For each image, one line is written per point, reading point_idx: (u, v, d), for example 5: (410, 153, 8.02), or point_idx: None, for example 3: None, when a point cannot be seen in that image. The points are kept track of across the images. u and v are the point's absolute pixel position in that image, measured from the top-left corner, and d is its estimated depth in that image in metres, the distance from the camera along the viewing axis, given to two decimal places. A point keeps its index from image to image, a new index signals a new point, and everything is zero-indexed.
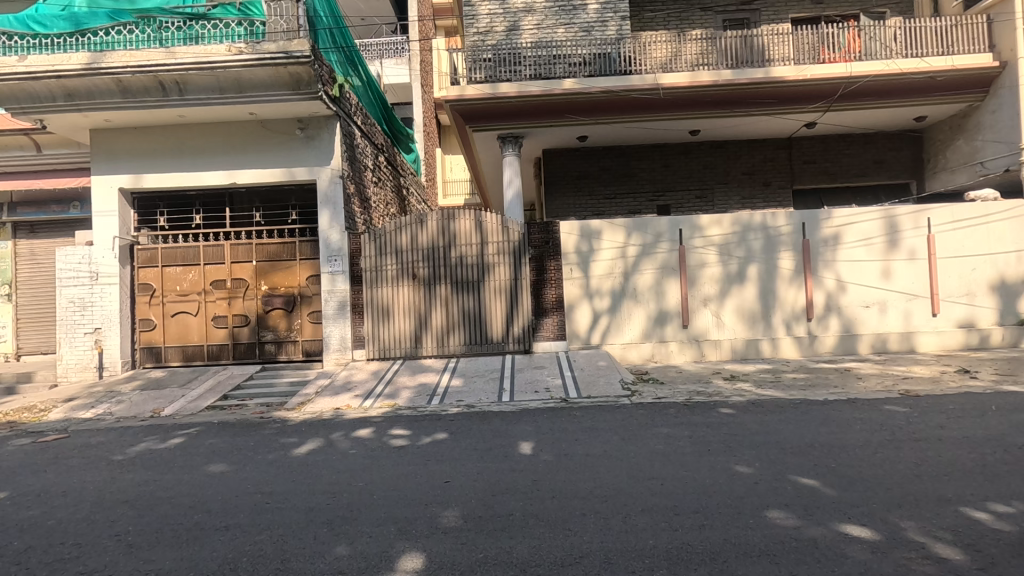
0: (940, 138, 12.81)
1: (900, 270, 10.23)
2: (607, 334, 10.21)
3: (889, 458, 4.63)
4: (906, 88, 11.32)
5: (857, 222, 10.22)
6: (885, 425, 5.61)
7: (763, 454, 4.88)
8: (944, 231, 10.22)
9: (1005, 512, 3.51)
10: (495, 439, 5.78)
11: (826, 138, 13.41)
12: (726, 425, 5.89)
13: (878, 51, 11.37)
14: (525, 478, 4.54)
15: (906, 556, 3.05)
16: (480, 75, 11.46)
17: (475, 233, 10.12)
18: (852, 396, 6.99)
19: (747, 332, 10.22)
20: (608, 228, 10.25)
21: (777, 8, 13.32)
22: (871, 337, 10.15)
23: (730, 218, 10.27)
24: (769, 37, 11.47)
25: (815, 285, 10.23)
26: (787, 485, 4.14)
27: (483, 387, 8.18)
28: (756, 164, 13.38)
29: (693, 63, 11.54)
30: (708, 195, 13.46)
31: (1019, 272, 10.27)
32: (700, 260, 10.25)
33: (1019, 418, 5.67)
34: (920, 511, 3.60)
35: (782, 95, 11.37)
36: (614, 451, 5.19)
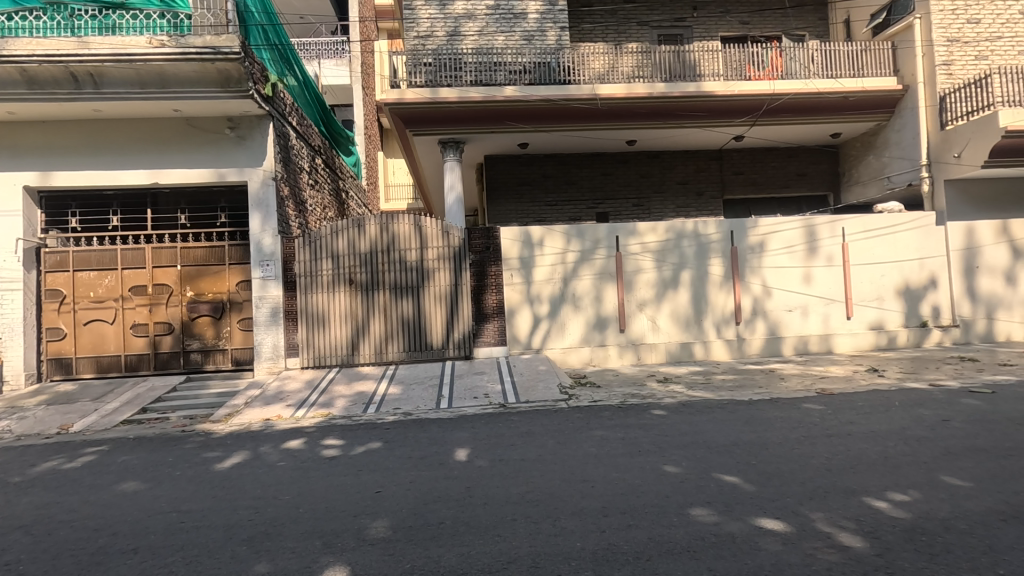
0: (854, 154, 13.79)
1: (820, 276, 10.91)
2: (547, 338, 10.32)
3: (804, 454, 4.91)
4: (823, 106, 12.13)
5: (780, 230, 10.83)
6: (802, 423, 5.96)
7: (690, 453, 5.06)
8: (857, 239, 10.99)
9: (901, 500, 3.79)
10: (431, 446, 5.72)
11: (754, 151, 14.13)
12: (658, 427, 6.07)
13: (799, 70, 12.13)
14: (459, 486, 4.51)
15: (813, 546, 3.23)
16: (421, 79, 11.39)
17: (415, 237, 10.01)
18: (775, 396, 7.38)
19: (680, 335, 10.60)
20: (549, 234, 10.40)
21: (708, 26, 13.98)
22: (794, 339, 10.77)
23: (664, 225, 10.64)
24: (700, 54, 12.02)
25: (743, 290, 10.76)
26: (711, 483, 4.30)
27: (421, 394, 8.07)
28: (690, 174, 13.96)
29: (630, 75, 11.90)
30: (645, 203, 13.90)
31: (923, 278, 11.18)
32: (636, 266, 10.56)
33: (918, 412, 6.18)
34: (827, 502, 3.83)
35: (711, 109, 11.92)
36: (549, 455, 5.24)
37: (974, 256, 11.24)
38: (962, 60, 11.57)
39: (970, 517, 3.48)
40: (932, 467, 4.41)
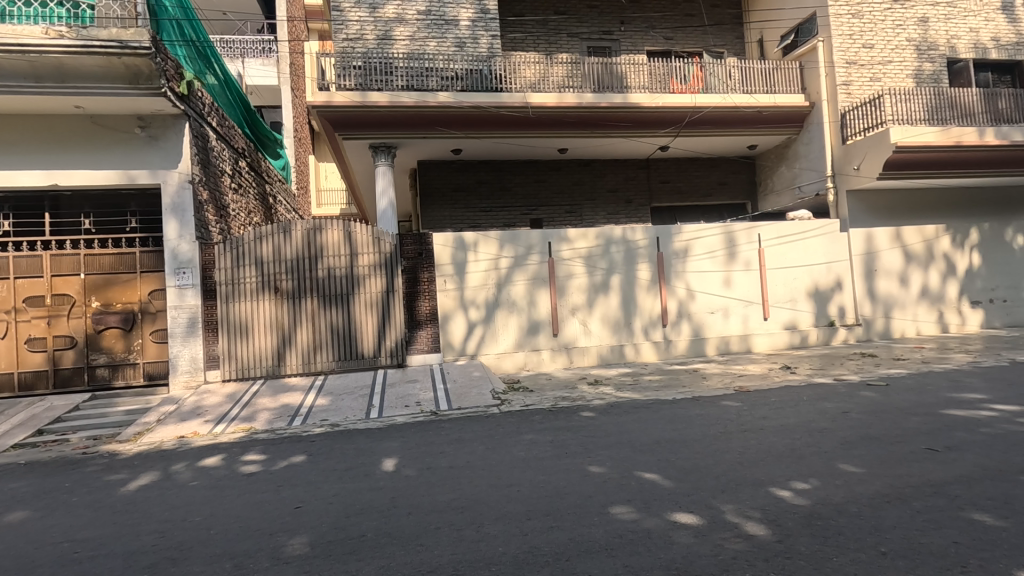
0: (768, 165, 14.72)
1: (738, 280, 11.53)
2: (482, 344, 10.36)
3: (719, 448, 5.16)
4: (740, 120, 12.88)
5: (702, 236, 11.38)
6: (719, 419, 6.27)
7: (615, 453, 5.20)
8: (772, 245, 11.71)
9: (802, 489, 4.06)
10: (358, 457, 5.57)
11: (679, 161, 14.78)
12: (585, 428, 6.21)
13: (718, 85, 12.81)
14: (384, 496, 4.41)
15: (722, 536, 3.40)
16: (350, 82, 11.19)
17: (344, 244, 9.77)
18: (697, 394, 7.73)
19: (611, 338, 10.91)
20: (482, 240, 10.48)
21: (635, 40, 14.53)
22: (716, 339, 11.33)
23: (595, 231, 10.93)
24: (627, 66, 12.47)
25: (669, 293, 11.21)
26: (632, 481, 4.44)
27: (351, 404, 7.85)
28: (619, 182, 14.41)
29: (560, 84, 12.17)
30: (577, 210, 14.21)
31: (830, 280, 12.05)
32: (568, 272, 10.79)
33: (823, 405, 6.65)
34: (737, 494, 4.04)
35: (638, 119, 12.39)
36: (477, 461, 5.24)
37: (872, 260, 12.27)
38: (858, 81, 12.68)
39: (860, 500, 3.78)
40: (830, 456, 4.77)
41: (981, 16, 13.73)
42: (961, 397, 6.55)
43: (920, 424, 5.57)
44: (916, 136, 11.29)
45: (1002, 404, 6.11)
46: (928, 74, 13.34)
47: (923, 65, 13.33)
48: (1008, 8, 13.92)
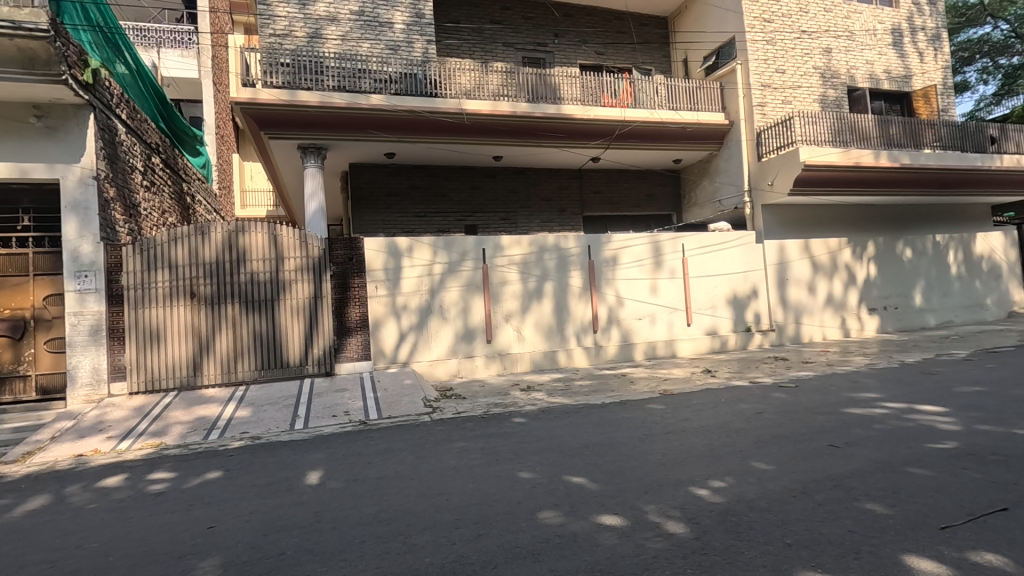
0: (691, 179, 15.48)
1: (664, 287, 12.03)
2: (414, 351, 10.20)
3: (644, 451, 5.34)
4: (666, 134, 13.49)
5: (631, 245, 11.80)
6: (645, 422, 6.49)
7: (544, 458, 5.26)
8: (695, 254, 12.32)
9: (718, 487, 4.27)
10: (279, 471, 5.32)
11: (609, 172, 15.25)
12: (516, 434, 6.24)
13: (645, 101, 13.36)
14: (307, 511, 4.24)
15: (644, 536, 3.51)
16: (278, 80, 10.74)
17: (269, 247, 9.34)
18: (625, 398, 7.96)
19: (544, 344, 11.06)
20: (415, 246, 10.35)
21: (568, 53, 14.90)
22: (644, 345, 11.75)
23: (528, 239, 11.07)
24: (560, 78, 12.76)
25: (599, 300, 11.52)
26: (560, 485, 4.50)
27: (274, 416, 7.48)
28: (553, 191, 14.69)
29: (495, 93, 12.27)
30: (512, 217, 14.32)
31: (748, 288, 12.82)
32: (502, 278, 10.85)
33: (739, 406, 7.05)
34: (659, 494, 4.19)
35: (570, 131, 12.69)
36: (406, 470, 5.14)
37: (785, 269, 13.17)
38: (772, 103, 13.64)
39: (770, 495, 4.03)
40: (744, 455, 5.05)
41: (876, 50, 15.16)
42: (860, 397, 7.12)
43: (824, 422, 6.01)
44: (821, 156, 12.30)
45: (894, 402, 6.70)
46: (832, 100, 14.54)
47: (827, 91, 14.51)
48: (898, 44, 15.44)
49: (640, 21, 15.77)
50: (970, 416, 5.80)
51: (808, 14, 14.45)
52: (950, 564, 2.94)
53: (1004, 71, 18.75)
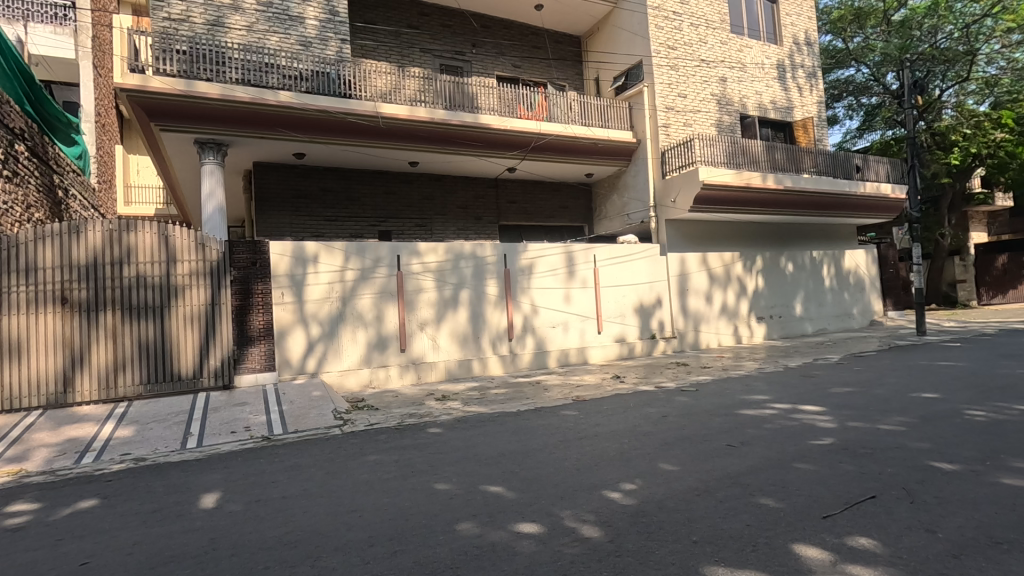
0: (602, 193, 16.13)
1: (577, 296, 12.43)
2: (323, 361, 9.72)
3: (558, 457, 5.44)
4: (579, 149, 13.98)
5: (546, 255, 12.08)
6: (559, 429, 6.64)
7: (461, 469, 5.20)
8: (606, 265, 12.87)
9: (629, 490, 4.44)
10: (169, 496, 4.83)
11: (525, 183, 15.48)
12: (432, 445, 6.13)
13: (559, 115, 13.79)
14: (201, 538, 3.88)
15: (560, 542, 3.56)
16: (172, 68, 9.96)
17: (160, 249, 8.54)
18: (539, 405, 8.08)
19: (459, 353, 10.99)
20: (324, 252, 9.92)
21: (486, 64, 15.04)
22: (557, 352, 12.04)
23: (445, 246, 11.00)
24: (478, 88, 12.86)
25: (514, 308, 11.68)
26: (477, 495, 4.47)
27: (162, 434, 6.81)
28: (469, 200, 14.69)
29: (412, 98, 12.12)
30: (427, 224, 14.14)
31: (653, 298, 13.56)
32: (417, 286, 10.67)
33: (647, 410, 7.41)
34: (574, 499, 4.29)
35: (487, 140, 12.78)
36: (315, 488, 4.86)
37: (685, 280, 14.08)
38: (674, 125, 14.61)
39: (676, 495, 4.25)
40: (652, 457, 5.30)
41: (764, 82, 16.71)
42: (751, 399, 7.75)
43: (722, 424, 6.46)
44: (717, 176, 13.33)
45: (780, 403, 7.36)
46: (727, 125, 15.79)
47: (723, 117, 15.74)
48: (782, 78, 17.11)
49: (555, 38, 16.28)
50: (843, 414, 6.49)
51: (707, 45, 15.65)
52: (832, 549, 3.25)
53: (865, 109, 21.36)
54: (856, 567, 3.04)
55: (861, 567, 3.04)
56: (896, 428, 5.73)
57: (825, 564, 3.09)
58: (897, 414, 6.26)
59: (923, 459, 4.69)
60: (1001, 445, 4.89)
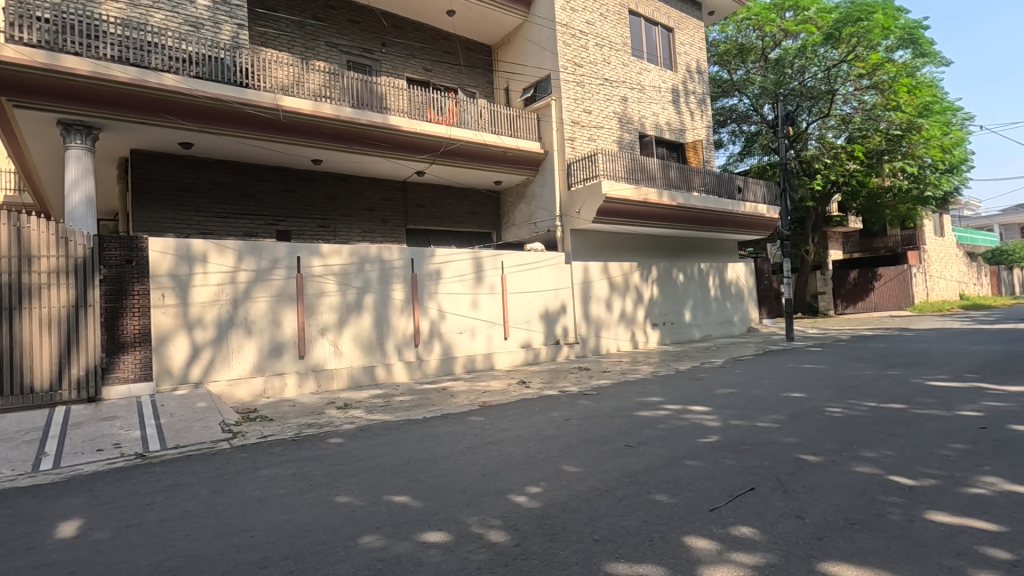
0: (510, 201, 16.38)
1: (484, 302, 12.55)
2: (209, 369, 8.96)
3: (465, 463, 5.42)
4: (489, 156, 14.11)
5: (454, 261, 12.07)
6: (465, 435, 6.61)
7: (363, 480, 5.01)
8: (512, 271, 13.12)
9: (534, 493, 4.52)
10: (17, 527, 4.19)
11: (434, 187, 15.32)
12: (332, 456, 5.86)
13: (470, 122, 13.85)
14: (59, 573, 3.40)
15: (468, 549, 3.54)
16: (31, 37, 8.77)
17: (10, 243, 7.42)
18: (445, 412, 8.00)
19: (363, 359, 10.61)
20: (214, 251, 9.19)
21: (395, 64, 14.74)
22: (464, 358, 12.02)
23: (349, 249, 10.61)
24: (386, 88, 12.60)
25: (421, 314, 11.50)
26: (381, 506, 4.34)
27: (8, 455, 5.90)
28: (376, 202, 14.27)
29: (316, 93, 11.63)
30: (330, 225, 13.53)
31: (557, 305, 14.00)
32: (319, 289, 10.18)
33: (551, 414, 7.60)
34: (480, 505, 4.28)
35: (396, 142, 12.52)
36: (199, 508, 4.46)
37: (588, 288, 14.67)
38: (580, 139, 15.25)
39: (579, 496, 4.40)
40: (557, 459, 5.45)
41: (661, 105, 17.90)
42: (647, 401, 8.22)
43: (620, 425, 6.78)
44: (618, 191, 14.06)
45: (672, 405, 7.86)
46: (627, 142, 16.69)
47: (624, 134, 16.63)
48: (676, 102, 18.43)
49: (466, 45, 16.36)
50: (726, 414, 7.07)
51: (610, 65, 16.49)
52: (718, 539, 3.52)
53: (745, 135, 23.49)
54: (739, 554, 3.31)
55: (744, 554, 3.31)
56: (771, 424, 6.35)
57: (712, 554, 3.33)
58: (771, 413, 6.93)
59: (792, 452, 5.23)
60: (854, 437, 5.58)
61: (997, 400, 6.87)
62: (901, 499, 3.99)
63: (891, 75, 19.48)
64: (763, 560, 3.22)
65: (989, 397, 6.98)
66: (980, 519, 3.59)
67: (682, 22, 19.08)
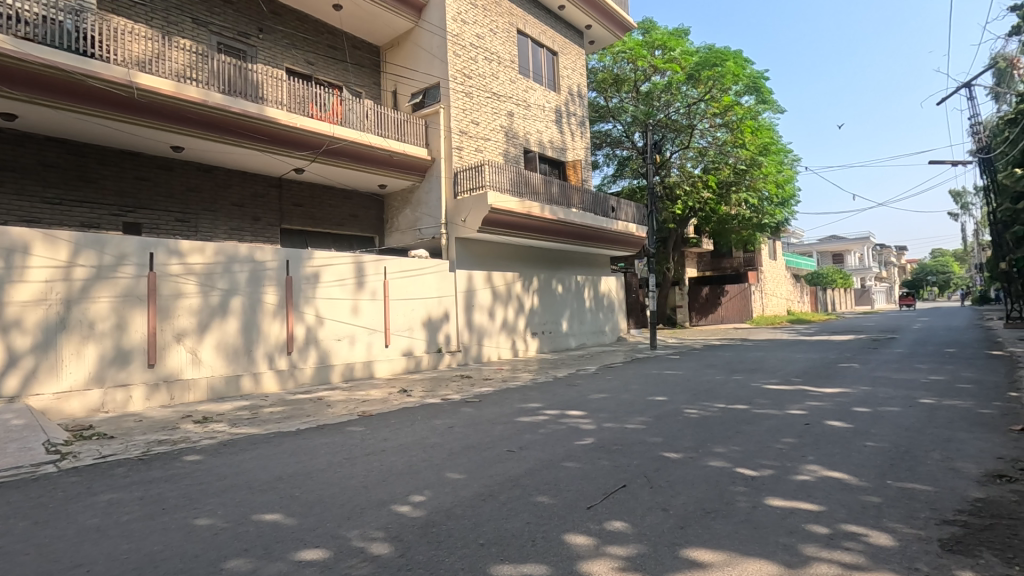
0: (395, 206, 16.05)
1: (365, 308, 12.14)
2: (30, 381, 7.61)
3: (344, 476, 5.19)
4: (374, 158, 13.72)
5: (333, 264, 11.56)
6: (344, 446, 6.33)
7: (227, 499, 4.57)
8: (396, 278, 12.85)
9: (418, 502, 4.45)
10: None
11: (313, 186, 14.49)
12: (189, 475, 5.27)
13: (354, 122, 13.40)
14: None
15: (349, 564, 3.40)
16: None
17: None
18: (321, 423, 7.57)
19: (226, 368, 9.71)
20: (43, 242, 7.87)
21: (274, 53, 13.80)
22: (342, 366, 11.49)
23: (214, 247, 9.70)
24: (263, 77, 11.83)
25: (296, 319, 10.83)
26: (249, 527, 4.00)
27: None
28: (246, 197, 13.18)
29: (179, 73, 10.65)
30: (191, 219, 12.23)
31: (439, 312, 13.97)
32: (175, 290, 9.17)
33: (433, 422, 7.54)
34: (361, 518, 4.12)
35: (273, 135, 11.72)
36: (16, 543, 3.77)
37: (471, 296, 14.84)
38: (467, 148, 15.43)
39: (463, 502, 4.41)
40: (440, 467, 5.42)
41: (545, 123, 18.71)
42: (527, 407, 8.49)
43: (502, 431, 6.91)
44: (503, 203, 14.40)
45: (550, 410, 8.19)
46: (512, 156, 17.16)
47: (509, 148, 17.09)
48: (559, 122, 19.37)
49: (353, 42, 15.80)
50: (600, 417, 7.52)
51: (498, 79, 16.91)
52: (594, 535, 3.74)
53: (618, 159, 25.31)
54: (613, 547, 3.54)
55: (617, 546, 3.55)
56: (639, 426, 6.88)
57: (590, 549, 3.53)
58: (639, 415, 7.51)
59: (657, 451, 5.72)
60: (709, 435, 6.25)
61: (816, 400, 8.12)
62: (745, 488, 4.54)
63: (740, 116, 22.07)
64: (634, 551, 3.48)
65: (811, 398, 8.21)
66: (806, 501, 4.20)
67: (566, 47, 20.17)
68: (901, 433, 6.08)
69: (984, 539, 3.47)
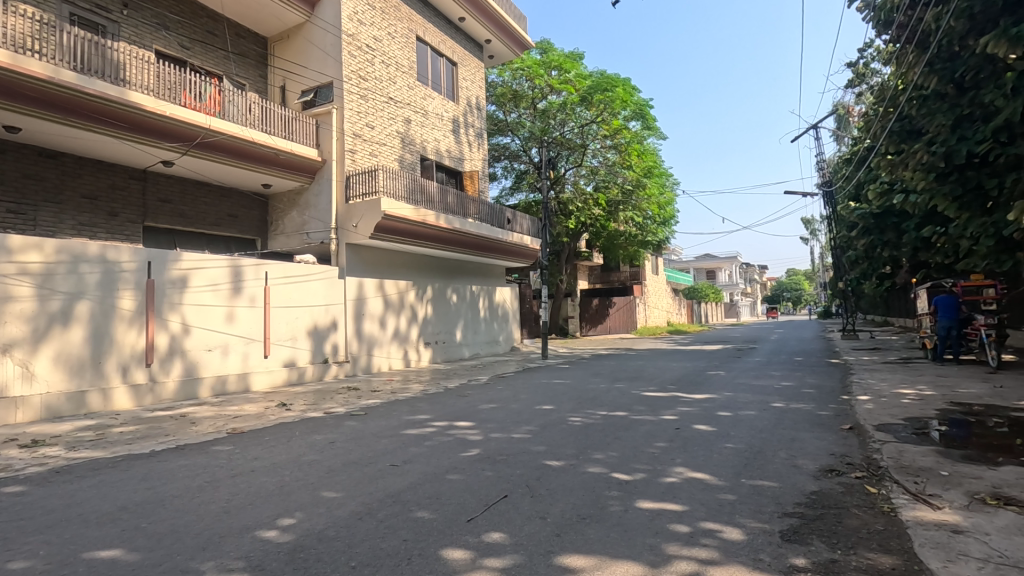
0: (280, 207, 15.12)
1: (242, 316, 11.25)
2: None
3: (204, 500, 4.72)
4: (257, 156, 12.84)
5: (205, 267, 10.59)
6: (207, 468, 5.76)
7: (54, 536, 3.96)
8: (278, 284, 12.06)
9: (287, 525, 4.15)
10: None
11: (185, 181, 13.20)
12: (4, 510, 4.50)
13: (235, 115, 12.48)
14: None
15: None
16: None
17: None
18: (181, 443, 6.83)
19: (67, 384, 8.49)
20: None
21: (140, 32, 12.45)
22: (211, 379, 10.55)
23: (56, 244, 8.48)
24: (126, 57, 10.68)
25: (157, 327, 9.76)
26: (79, 567, 3.48)
27: None
28: (101, 189, 11.70)
29: (17, 43, 9.29)
30: (28, 211, 10.61)
31: (327, 321, 13.31)
32: (3, 292, 7.87)
33: (312, 437, 7.12)
34: (219, 547, 3.76)
35: (136, 122, 10.57)
36: None
37: (361, 304, 14.28)
38: (361, 152, 14.96)
39: (337, 522, 4.18)
40: (316, 485, 5.11)
41: (443, 131, 18.66)
42: (414, 419, 8.31)
43: (386, 445, 6.69)
44: (397, 210, 14.13)
45: (437, 421, 8.08)
46: (408, 163, 16.89)
47: (405, 155, 16.81)
48: (456, 132, 19.40)
49: (236, 30, 14.70)
50: (487, 428, 7.55)
51: (395, 84, 16.61)
52: (472, 548, 3.71)
53: (515, 172, 25.75)
54: (490, 559, 3.54)
55: (493, 558, 3.55)
56: (525, 435, 6.99)
57: (466, 562, 3.50)
58: (525, 424, 7.64)
59: (540, 459, 5.84)
60: (589, 442, 6.49)
61: (686, 405, 8.78)
62: (619, 492, 4.75)
63: (627, 139, 23.52)
64: (510, 562, 3.50)
65: (681, 403, 8.87)
66: (671, 502, 4.49)
67: (466, 58, 20.31)
68: (754, 435, 6.74)
69: (815, 528, 3.92)
